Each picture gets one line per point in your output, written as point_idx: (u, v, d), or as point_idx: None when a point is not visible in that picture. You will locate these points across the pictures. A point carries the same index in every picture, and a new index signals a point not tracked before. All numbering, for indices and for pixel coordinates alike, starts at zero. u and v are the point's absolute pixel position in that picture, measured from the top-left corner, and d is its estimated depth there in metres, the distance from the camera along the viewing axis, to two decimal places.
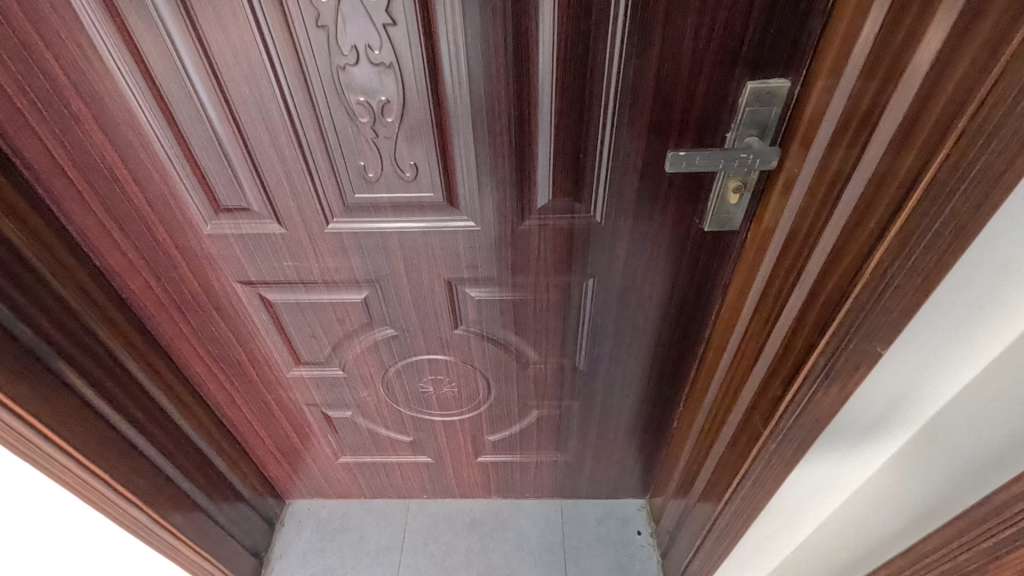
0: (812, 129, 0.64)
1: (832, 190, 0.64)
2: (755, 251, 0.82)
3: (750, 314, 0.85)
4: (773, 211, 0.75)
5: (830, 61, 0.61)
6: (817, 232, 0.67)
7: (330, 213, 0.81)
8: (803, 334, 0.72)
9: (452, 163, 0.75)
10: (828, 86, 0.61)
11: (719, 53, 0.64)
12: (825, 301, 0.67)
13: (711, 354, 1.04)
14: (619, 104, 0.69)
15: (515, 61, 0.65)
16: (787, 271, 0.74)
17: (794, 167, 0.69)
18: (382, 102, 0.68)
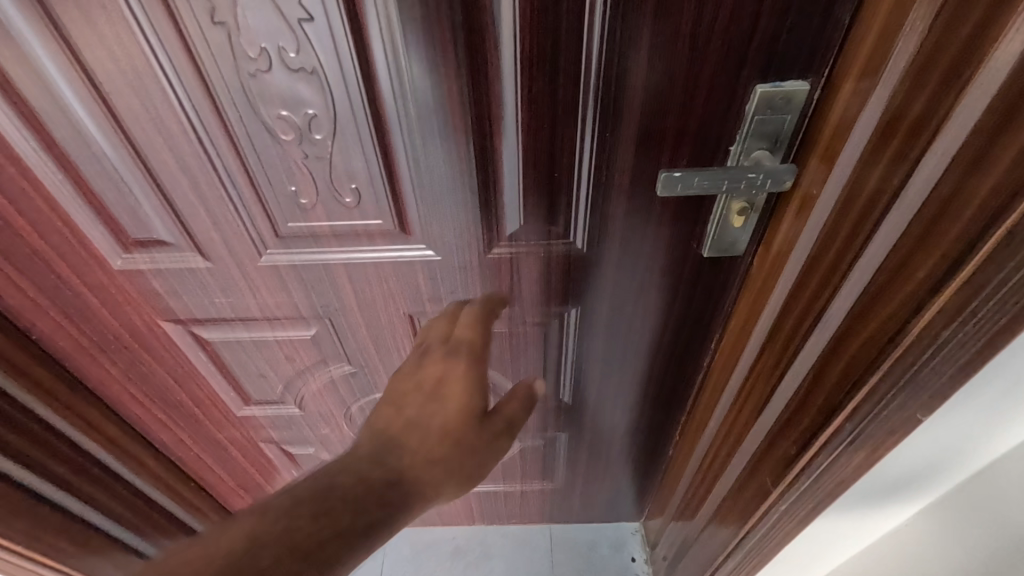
0: (837, 144, 0.52)
1: (864, 221, 0.52)
2: (761, 280, 0.70)
3: (756, 349, 0.74)
4: (784, 235, 0.63)
5: (864, 60, 0.48)
6: (840, 270, 0.56)
7: (262, 245, 0.69)
8: (821, 388, 0.61)
9: (402, 187, 0.62)
10: (859, 92, 0.49)
11: (723, 50, 0.51)
12: (851, 353, 0.56)
13: (710, 385, 0.93)
14: (601, 114, 0.56)
15: (470, 64, 0.52)
16: (799, 309, 0.62)
17: (811, 188, 0.57)
18: (308, 116, 0.55)
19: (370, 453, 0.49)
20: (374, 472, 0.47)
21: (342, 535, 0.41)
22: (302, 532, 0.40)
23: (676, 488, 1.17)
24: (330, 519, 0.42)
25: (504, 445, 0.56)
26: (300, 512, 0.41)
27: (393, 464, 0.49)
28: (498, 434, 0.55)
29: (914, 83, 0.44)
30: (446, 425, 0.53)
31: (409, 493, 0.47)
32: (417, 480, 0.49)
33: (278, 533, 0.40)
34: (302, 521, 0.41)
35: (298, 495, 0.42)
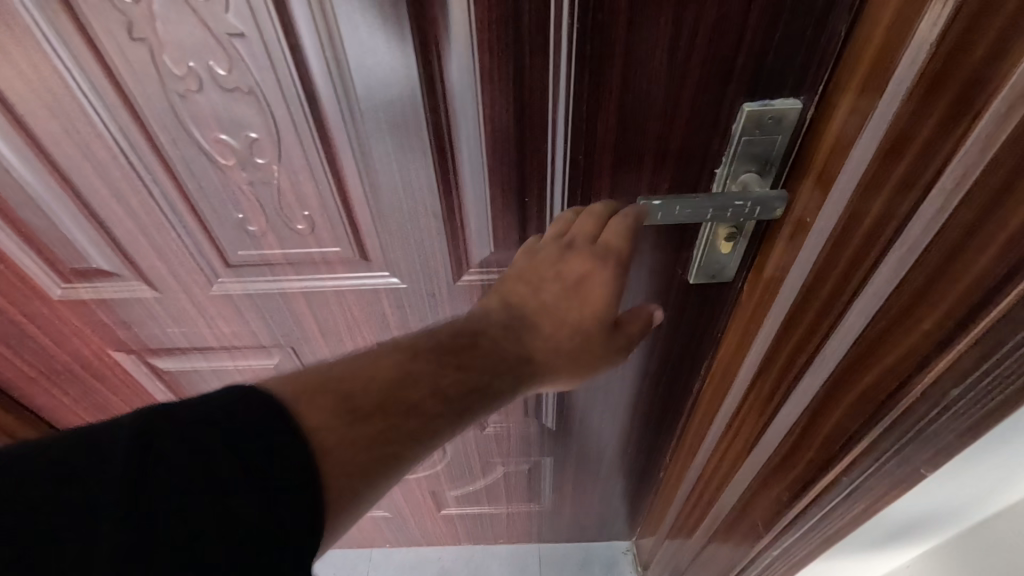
0: (833, 170, 0.46)
1: (860, 262, 0.45)
2: (751, 310, 0.65)
3: (746, 382, 0.68)
4: (775, 265, 0.57)
5: (862, 77, 0.42)
6: (833, 313, 0.49)
7: (213, 273, 0.63)
8: (813, 436, 0.55)
9: (358, 212, 0.57)
10: (855, 113, 0.43)
11: (705, 66, 0.46)
12: (844, 406, 0.50)
13: (699, 412, 0.88)
14: (572, 135, 0.51)
15: (421, 82, 0.47)
16: (791, 348, 0.57)
17: (805, 216, 0.51)
18: (249, 140, 0.50)
19: (502, 325, 0.50)
20: (509, 345, 0.49)
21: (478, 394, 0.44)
22: (445, 381, 0.43)
23: (667, 512, 1.12)
24: (466, 374, 0.44)
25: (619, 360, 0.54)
26: (446, 361, 0.44)
27: (527, 341, 0.50)
28: (620, 348, 0.54)
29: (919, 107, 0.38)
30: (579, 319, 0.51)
31: (535, 372, 0.49)
32: (544, 360, 0.50)
33: (429, 376, 0.42)
34: (447, 371, 0.43)
35: (442, 344, 0.45)
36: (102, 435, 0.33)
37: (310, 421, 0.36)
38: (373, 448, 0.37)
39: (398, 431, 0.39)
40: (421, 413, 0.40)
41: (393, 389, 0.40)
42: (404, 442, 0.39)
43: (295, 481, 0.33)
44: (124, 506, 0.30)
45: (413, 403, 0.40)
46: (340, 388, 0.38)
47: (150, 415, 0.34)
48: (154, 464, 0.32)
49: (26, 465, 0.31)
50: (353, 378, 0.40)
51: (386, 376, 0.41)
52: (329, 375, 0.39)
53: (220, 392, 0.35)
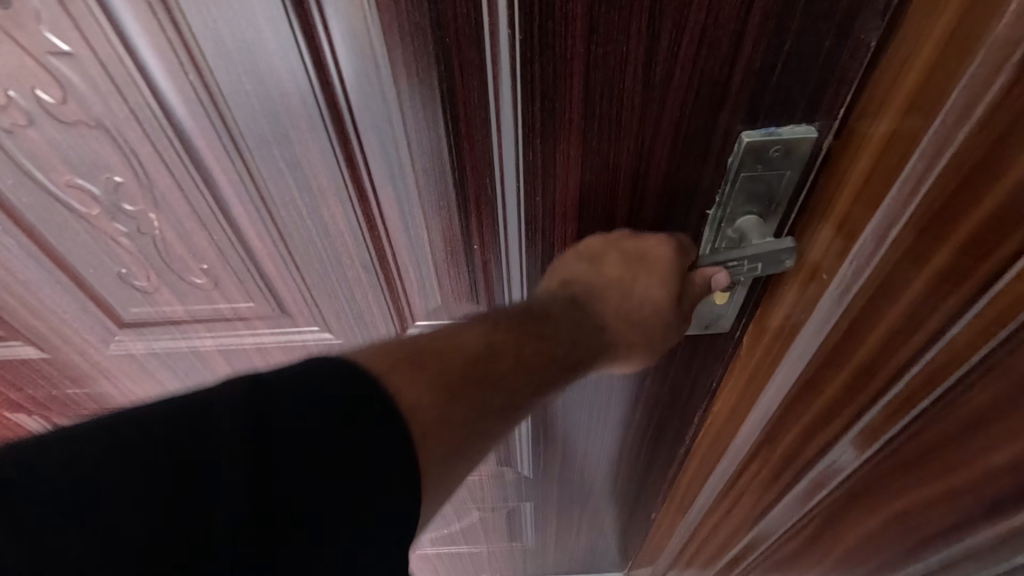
0: (862, 216, 0.34)
1: (903, 342, 0.34)
2: (750, 372, 0.53)
3: (745, 449, 0.57)
4: (779, 323, 0.45)
5: (906, 99, 0.30)
6: (862, 398, 0.38)
7: (108, 331, 0.53)
8: (837, 535, 0.44)
9: (268, 264, 0.46)
10: (896, 145, 0.31)
11: (690, 87, 0.35)
12: (883, 515, 0.39)
13: (688, 471, 0.76)
14: (523, 172, 0.40)
15: (320, 111, 0.36)
16: (802, 427, 0.45)
17: (822, 271, 0.39)
18: (112, 184, 0.39)
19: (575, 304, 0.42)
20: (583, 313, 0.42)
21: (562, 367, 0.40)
22: (530, 352, 0.38)
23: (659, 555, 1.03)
24: (552, 346, 0.39)
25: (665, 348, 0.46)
26: (530, 330, 0.39)
27: (607, 310, 0.43)
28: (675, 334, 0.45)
29: (999, 147, 0.26)
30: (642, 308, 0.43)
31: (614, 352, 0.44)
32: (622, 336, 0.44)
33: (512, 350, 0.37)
34: (530, 342, 0.38)
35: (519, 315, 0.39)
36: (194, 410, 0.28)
37: (409, 399, 0.32)
38: (460, 437, 0.33)
39: (490, 412, 0.35)
40: (510, 387, 0.37)
41: (484, 359, 0.36)
42: (490, 423, 0.35)
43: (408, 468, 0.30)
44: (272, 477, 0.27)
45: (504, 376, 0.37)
46: (432, 372, 0.33)
47: (248, 386, 0.29)
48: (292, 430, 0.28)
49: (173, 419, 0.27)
50: (442, 350, 0.35)
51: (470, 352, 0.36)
52: (412, 349, 0.34)
53: (316, 363, 0.31)
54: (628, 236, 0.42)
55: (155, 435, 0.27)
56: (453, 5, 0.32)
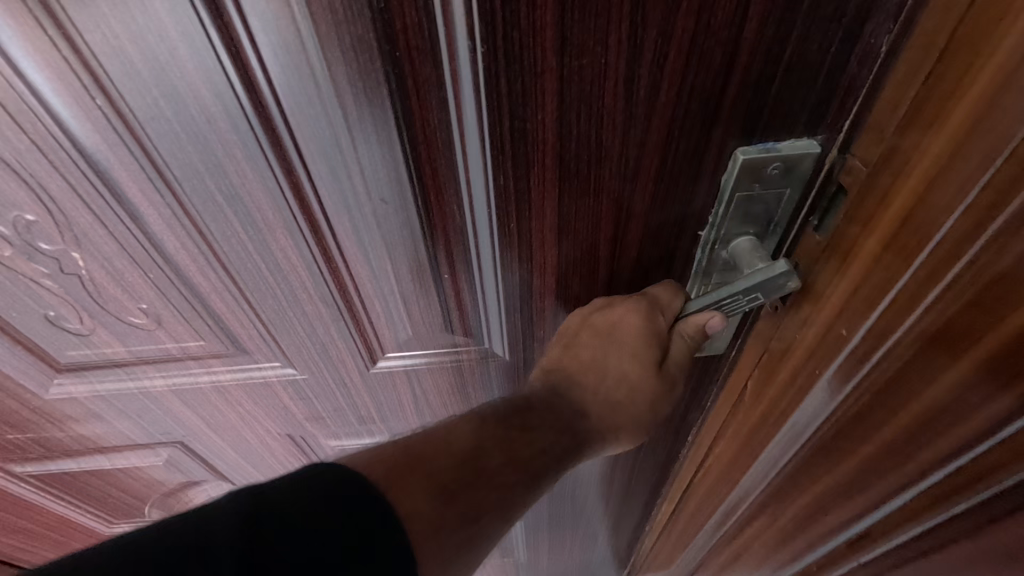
0: (889, 277, 0.29)
1: (938, 438, 0.28)
2: (749, 427, 0.47)
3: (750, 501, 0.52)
4: (785, 378, 0.40)
5: (944, 146, 0.25)
6: (890, 487, 0.32)
7: (44, 375, 0.48)
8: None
9: (216, 302, 0.42)
10: (928, 201, 0.26)
11: (678, 101, 0.31)
12: None
13: (686, 509, 0.71)
14: (495, 198, 0.36)
15: (256, 136, 0.31)
16: (815, 496, 0.40)
17: (839, 328, 0.34)
18: (22, 222, 0.34)
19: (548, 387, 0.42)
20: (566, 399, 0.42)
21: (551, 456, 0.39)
22: (518, 445, 0.38)
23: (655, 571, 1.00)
24: (535, 433, 0.39)
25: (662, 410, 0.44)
26: (511, 421, 0.39)
27: (588, 392, 0.43)
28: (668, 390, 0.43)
29: None
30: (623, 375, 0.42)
31: (601, 433, 0.43)
32: (609, 419, 0.43)
33: (500, 442, 0.37)
34: (514, 434, 0.38)
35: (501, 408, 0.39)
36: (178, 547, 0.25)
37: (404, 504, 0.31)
38: (456, 540, 0.32)
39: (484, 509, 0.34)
40: (502, 483, 0.36)
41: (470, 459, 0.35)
42: (486, 521, 0.34)
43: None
44: None
45: (496, 470, 0.36)
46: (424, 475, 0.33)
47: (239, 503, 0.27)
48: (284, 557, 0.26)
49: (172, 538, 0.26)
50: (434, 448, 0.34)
51: (458, 446, 0.35)
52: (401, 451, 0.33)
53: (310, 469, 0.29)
54: (600, 305, 0.42)
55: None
56: (402, 14, 0.27)
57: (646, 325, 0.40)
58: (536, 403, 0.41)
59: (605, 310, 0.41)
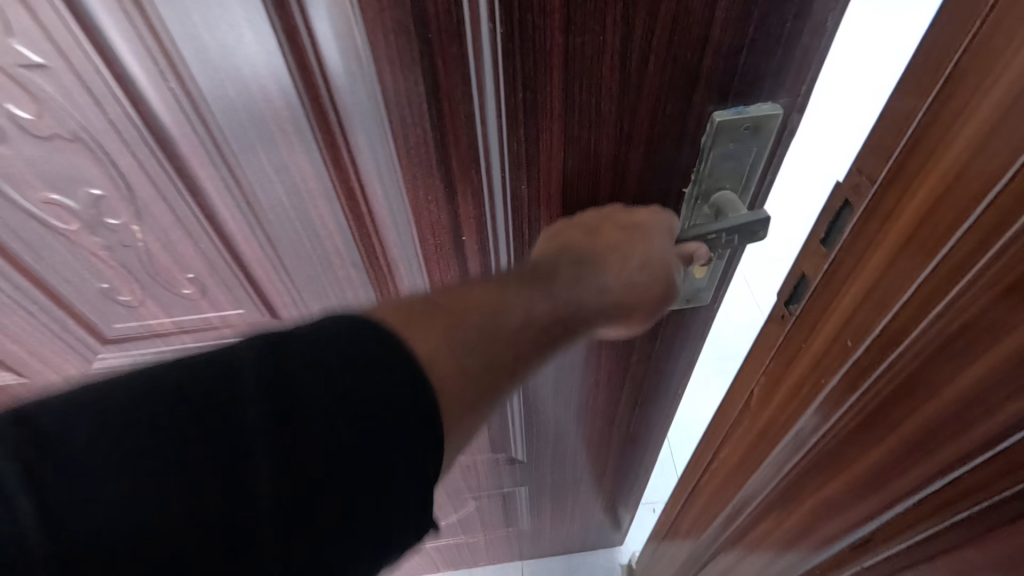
0: (893, 292, 0.31)
1: (956, 439, 0.29)
2: (755, 436, 0.48)
3: (747, 512, 0.52)
4: (790, 389, 0.42)
5: (953, 164, 0.27)
6: (903, 490, 0.33)
7: (89, 350, 0.52)
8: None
9: (257, 271, 0.46)
10: (932, 222, 0.28)
11: (665, 74, 0.37)
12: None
13: (689, 513, 0.72)
14: (508, 163, 0.41)
15: (308, 112, 0.36)
16: (818, 505, 0.41)
17: (845, 338, 0.35)
18: (91, 197, 0.38)
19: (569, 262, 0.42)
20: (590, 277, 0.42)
21: (564, 327, 0.41)
22: (539, 311, 0.39)
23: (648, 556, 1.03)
24: (555, 305, 0.41)
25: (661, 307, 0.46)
26: (536, 291, 0.40)
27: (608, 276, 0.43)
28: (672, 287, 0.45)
29: None
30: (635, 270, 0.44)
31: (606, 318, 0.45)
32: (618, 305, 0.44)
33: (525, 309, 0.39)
34: (536, 300, 0.40)
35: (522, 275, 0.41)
36: (200, 378, 0.28)
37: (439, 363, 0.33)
38: (474, 406, 0.35)
39: (503, 371, 0.37)
40: (519, 347, 0.38)
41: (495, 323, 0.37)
42: (503, 382, 0.37)
43: (410, 454, 0.30)
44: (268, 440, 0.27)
45: (516, 335, 0.38)
46: (462, 339, 0.35)
47: (268, 345, 0.30)
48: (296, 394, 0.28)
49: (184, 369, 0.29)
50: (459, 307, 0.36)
51: (483, 312, 0.37)
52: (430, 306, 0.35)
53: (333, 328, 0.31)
54: (621, 208, 0.44)
55: (157, 400, 0.27)
56: (434, 3, 0.32)
57: (663, 228, 0.43)
58: (560, 276, 0.41)
59: (625, 211, 0.43)
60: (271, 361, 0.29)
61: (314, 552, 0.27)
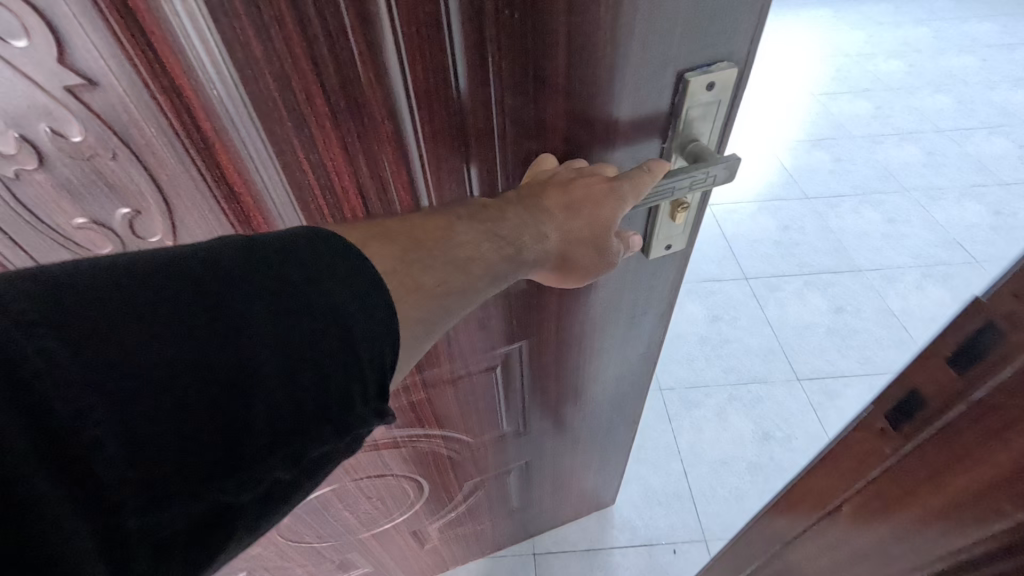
0: None
1: None
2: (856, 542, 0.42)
3: None
4: (953, 493, 0.33)
5: None
6: None
7: None
8: None
9: None
10: None
11: (647, 46, 0.43)
12: None
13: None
14: (521, 139, 0.46)
15: (346, 105, 0.38)
16: None
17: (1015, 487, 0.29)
18: (125, 217, 0.39)
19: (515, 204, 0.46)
20: (527, 217, 0.46)
21: (504, 262, 0.45)
22: (484, 246, 0.44)
23: None
24: (498, 242, 0.44)
25: (592, 252, 0.50)
26: (483, 229, 0.44)
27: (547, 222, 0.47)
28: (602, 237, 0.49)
29: None
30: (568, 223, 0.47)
31: (541, 260, 0.49)
32: (553, 248, 0.48)
33: (471, 244, 0.43)
34: (481, 241, 0.44)
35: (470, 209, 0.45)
36: (202, 271, 0.31)
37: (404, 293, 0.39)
38: (423, 320, 0.40)
39: (451, 293, 0.42)
40: (465, 271, 0.43)
41: (449, 258, 0.42)
42: (451, 303, 0.42)
43: (378, 347, 0.36)
44: (257, 338, 0.32)
45: (460, 262, 0.43)
46: (417, 265, 0.40)
47: (245, 247, 0.33)
48: (282, 293, 0.33)
49: (173, 263, 0.31)
50: (419, 231, 0.41)
51: (432, 241, 0.41)
52: (400, 230, 0.40)
53: (308, 239, 0.35)
54: (577, 168, 0.47)
55: (148, 283, 0.30)
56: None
57: (602, 188, 0.46)
58: (502, 214, 0.45)
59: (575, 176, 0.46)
60: (265, 267, 0.33)
61: (291, 430, 0.33)
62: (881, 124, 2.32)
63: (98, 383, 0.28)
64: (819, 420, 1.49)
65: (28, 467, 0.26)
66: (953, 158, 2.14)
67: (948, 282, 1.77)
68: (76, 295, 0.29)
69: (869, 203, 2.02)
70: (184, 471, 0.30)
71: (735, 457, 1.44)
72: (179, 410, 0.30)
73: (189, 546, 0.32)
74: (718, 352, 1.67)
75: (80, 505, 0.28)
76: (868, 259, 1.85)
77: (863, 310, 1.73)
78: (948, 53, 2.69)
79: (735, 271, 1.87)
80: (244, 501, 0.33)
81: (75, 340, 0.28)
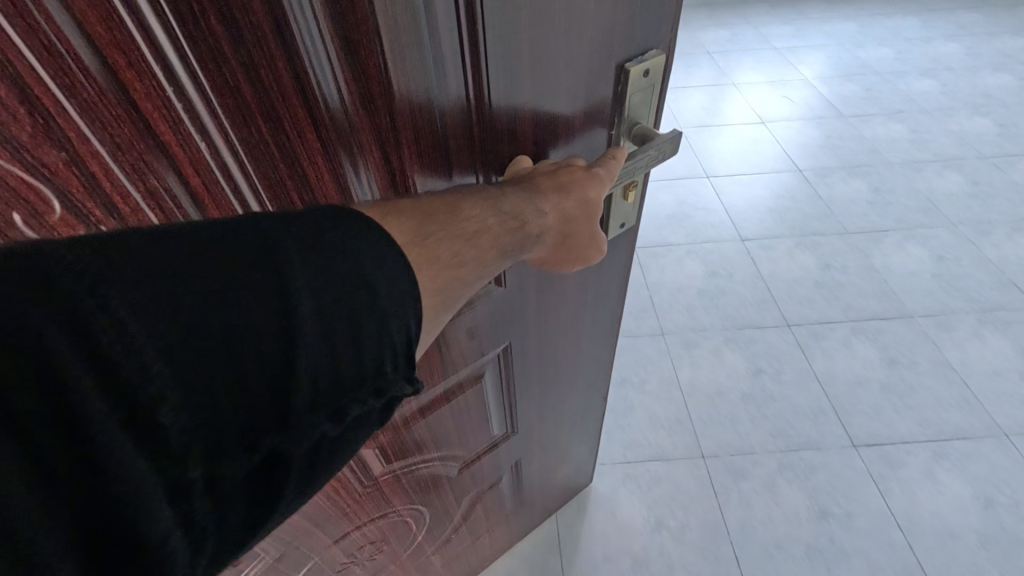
0: None
1: None
2: None
3: None
4: None
5: None
6: None
7: None
8: None
9: None
10: None
11: (594, 46, 0.47)
12: None
13: None
14: (495, 149, 0.47)
15: (342, 134, 0.38)
16: None
17: None
18: None
19: (518, 187, 0.43)
20: (528, 196, 0.43)
21: (512, 240, 0.42)
22: (493, 220, 0.40)
23: None
24: (502, 212, 0.41)
25: (583, 229, 0.49)
26: (488, 210, 0.40)
27: (546, 199, 0.44)
28: (593, 214, 0.48)
29: None
30: (563, 203, 0.45)
31: (541, 244, 0.46)
32: (553, 225, 0.46)
33: (482, 221, 0.39)
34: (487, 214, 0.40)
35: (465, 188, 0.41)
36: (253, 227, 0.29)
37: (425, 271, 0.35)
38: (438, 296, 0.37)
39: (467, 265, 0.38)
40: (479, 242, 0.39)
41: (462, 235, 0.38)
42: (466, 275, 0.39)
43: (405, 320, 0.33)
44: (306, 304, 0.29)
45: (472, 236, 0.39)
46: (435, 237, 0.36)
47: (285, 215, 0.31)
48: (330, 259, 0.30)
49: (212, 225, 0.29)
50: (427, 207, 0.37)
51: (442, 213, 0.37)
52: (409, 207, 0.36)
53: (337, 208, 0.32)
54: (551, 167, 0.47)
55: (195, 240, 0.28)
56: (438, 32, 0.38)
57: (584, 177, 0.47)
58: (502, 191, 0.42)
59: (559, 173, 0.46)
60: (311, 224, 0.31)
61: (338, 392, 0.31)
62: (919, 150, 2.54)
63: (157, 333, 0.26)
64: (880, 493, 1.48)
65: (98, 422, 0.24)
66: (997, 189, 2.33)
67: (1007, 331, 1.83)
68: (129, 250, 0.26)
69: (915, 238, 2.14)
70: (239, 426, 0.28)
71: (791, 539, 1.41)
72: (236, 359, 0.28)
73: (240, 501, 0.30)
74: (767, 414, 1.65)
75: (148, 458, 0.26)
76: (914, 302, 1.92)
77: (918, 361, 1.77)
78: (981, 70, 3.08)
79: (778, 318, 1.90)
80: (294, 456, 0.31)
81: (135, 297, 0.25)
